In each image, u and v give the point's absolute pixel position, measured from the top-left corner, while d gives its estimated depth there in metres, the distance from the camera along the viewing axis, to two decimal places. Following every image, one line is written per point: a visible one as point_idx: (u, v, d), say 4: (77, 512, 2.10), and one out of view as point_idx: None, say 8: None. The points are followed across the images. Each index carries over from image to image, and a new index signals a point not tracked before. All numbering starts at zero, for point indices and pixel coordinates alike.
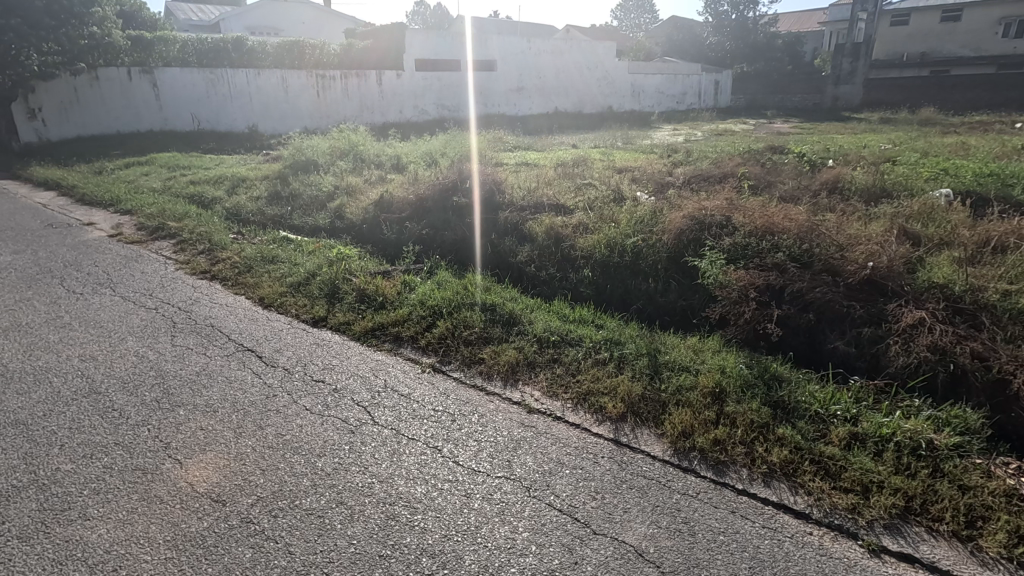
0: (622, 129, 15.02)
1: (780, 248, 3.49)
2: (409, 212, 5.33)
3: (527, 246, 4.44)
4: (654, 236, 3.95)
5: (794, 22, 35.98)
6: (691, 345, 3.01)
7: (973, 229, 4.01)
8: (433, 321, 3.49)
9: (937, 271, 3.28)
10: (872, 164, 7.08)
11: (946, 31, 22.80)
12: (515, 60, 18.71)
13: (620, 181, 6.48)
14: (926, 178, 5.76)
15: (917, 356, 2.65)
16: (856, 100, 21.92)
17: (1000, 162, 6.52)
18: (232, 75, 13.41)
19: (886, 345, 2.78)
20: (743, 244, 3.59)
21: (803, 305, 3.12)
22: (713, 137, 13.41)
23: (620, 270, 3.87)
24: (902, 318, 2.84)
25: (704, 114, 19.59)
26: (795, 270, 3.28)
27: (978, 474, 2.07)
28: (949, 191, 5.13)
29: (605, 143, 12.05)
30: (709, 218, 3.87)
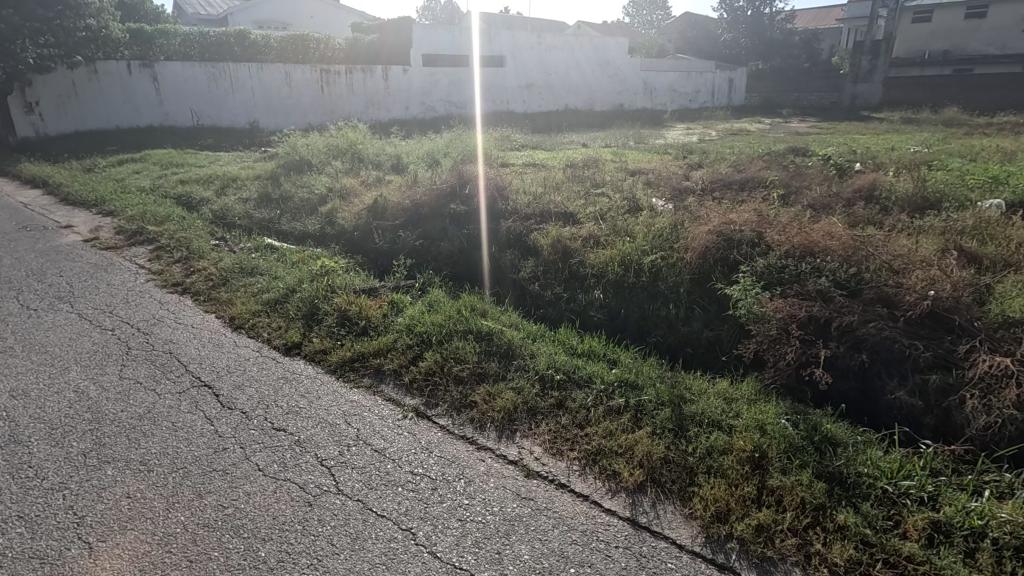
0: (634, 128, 14.50)
1: (823, 273, 3.01)
2: (403, 219, 4.88)
3: (531, 261, 3.99)
4: (675, 253, 3.48)
5: (811, 19, 35.12)
6: (720, 391, 2.53)
7: None
8: (420, 352, 3.04)
9: (1011, 302, 2.79)
10: (904, 170, 6.53)
11: (969, 29, 21.86)
12: (524, 57, 18.18)
13: (633, 185, 5.99)
14: (971, 186, 5.24)
15: (1003, 416, 2.15)
16: (874, 99, 21.15)
17: None
18: (234, 70, 13.03)
19: (959, 398, 2.30)
20: (780, 266, 3.10)
21: (853, 343, 2.63)
22: (728, 137, 12.83)
23: (635, 292, 3.41)
24: (978, 364, 2.36)
25: (719, 113, 18.98)
26: (843, 300, 2.80)
27: None
28: (1001, 202, 4.61)
29: (616, 142, 11.55)
30: (737, 233, 3.39)
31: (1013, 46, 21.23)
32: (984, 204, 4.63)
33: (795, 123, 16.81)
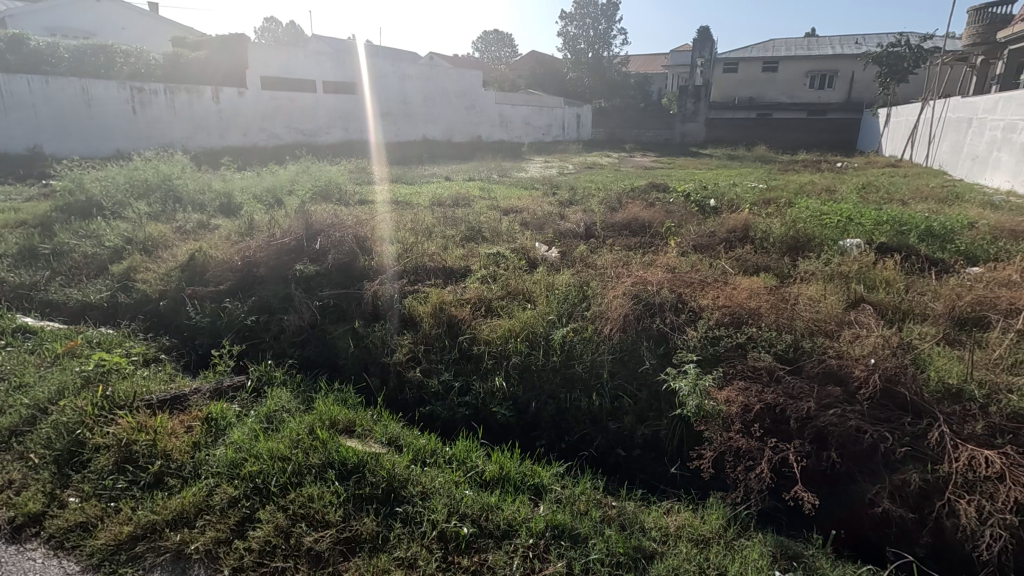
0: (496, 161, 14.22)
1: (759, 344, 2.56)
2: (230, 283, 3.72)
3: (407, 335, 3.13)
4: (588, 326, 2.88)
5: (641, 63, 38.80)
6: (688, 530, 1.94)
7: (926, 289, 3.34)
8: (254, 513, 2.00)
9: (939, 362, 2.46)
10: (762, 208, 6.68)
11: (767, 80, 25.43)
12: (379, 84, 17.25)
13: (511, 227, 5.40)
14: (824, 224, 4.76)
15: (1001, 526, 1.73)
16: (700, 137, 23.13)
17: (874, 207, 5.91)
18: (7, 81, 10.03)
19: (947, 507, 1.85)
20: (712, 339, 2.61)
21: (818, 437, 2.13)
22: (586, 170, 13.06)
23: (546, 375, 2.72)
24: (956, 455, 1.93)
25: (572, 146, 19.64)
26: (793, 379, 2.33)
27: None
28: (859, 243, 4.29)
29: (479, 175, 11.05)
30: (656, 297, 2.89)
31: (799, 96, 25.18)
32: (849, 247, 4.27)
33: (641, 157, 17.86)
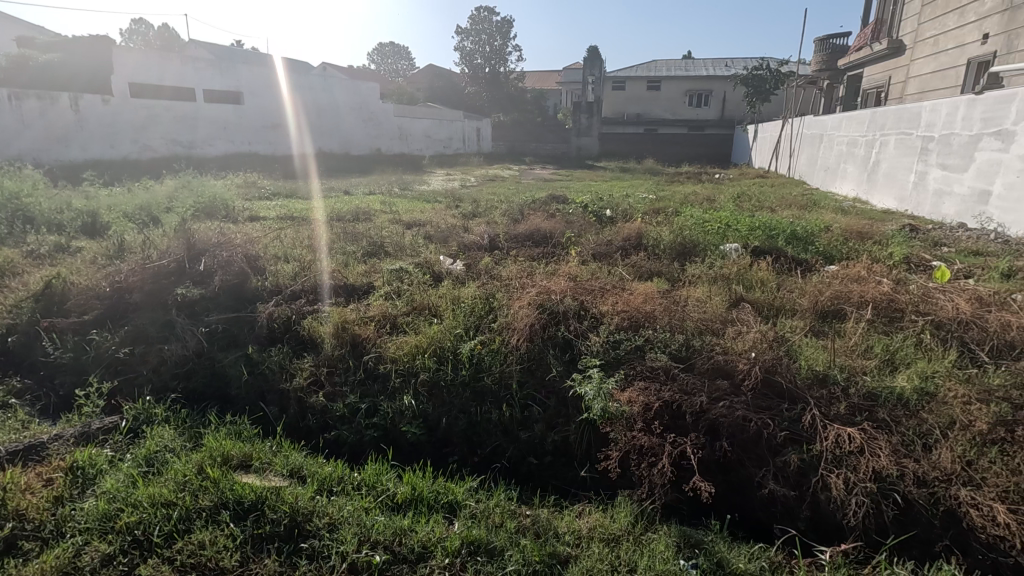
0: (397, 174, 13.98)
1: (655, 346, 2.71)
2: (98, 312, 3.32)
3: (308, 358, 2.96)
4: (495, 337, 2.89)
5: (537, 79, 40.14)
6: (599, 531, 1.99)
7: (794, 286, 3.72)
8: (134, 569, 1.78)
9: (807, 352, 2.75)
10: (652, 217, 7.12)
11: (651, 98, 27.30)
12: (265, 94, 16.29)
13: (415, 241, 5.32)
14: (707, 231, 5.17)
15: (863, 494, 1.96)
16: (595, 150, 24.14)
17: (749, 214, 6.53)
18: None
19: (820, 482, 2.06)
20: (613, 343, 2.73)
21: (711, 429, 2.28)
22: (488, 183, 13.23)
23: (455, 390, 2.69)
24: (825, 435, 2.16)
25: (474, 159, 19.81)
26: (687, 377, 2.49)
27: None
28: (738, 248, 4.70)
29: (380, 189, 10.80)
30: (559, 305, 2.98)
31: (681, 113, 27.26)
32: (729, 251, 4.66)
33: (540, 170, 18.40)
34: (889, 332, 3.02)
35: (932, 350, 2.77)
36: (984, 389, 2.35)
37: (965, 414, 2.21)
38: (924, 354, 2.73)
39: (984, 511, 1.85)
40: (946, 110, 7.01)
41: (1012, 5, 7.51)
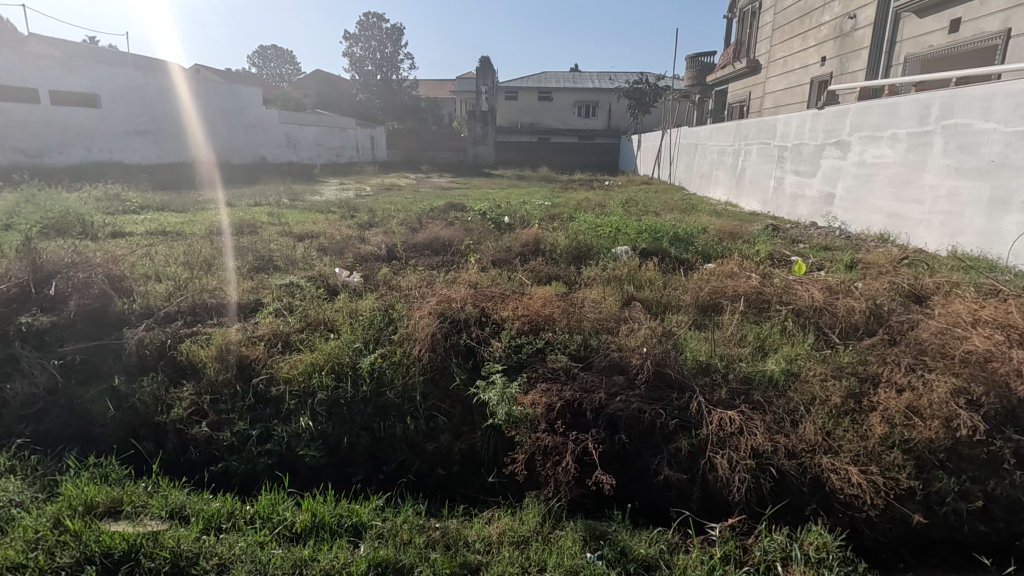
0: (285, 184, 13.23)
1: (555, 347, 2.79)
2: None
3: (187, 385, 2.70)
4: (397, 349, 2.83)
5: (430, 88, 40.00)
6: (509, 535, 2.01)
7: (679, 284, 4.01)
8: None
9: (692, 344, 2.96)
10: (548, 223, 7.35)
11: (543, 108, 28.22)
12: (129, 96, 14.55)
13: (307, 253, 5.07)
14: (600, 235, 5.43)
15: (744, 470, 2.15)
16: (490, 158, 24.03)
17: (637, 218, 6.95)
18: None
19: (708, 463, 2.23)
20: (515, 347, 2.77)
21: (610, 423, 2.39)
22: (385, 192, 12.92)
23: (356, 407, 2.59)
24: (710, 420, 2.34)
25: (369, 168, 19.28)
26: (586, 375, 2.59)
27: None
28: (628, 250, 4.98)
29: (267, 199, 10.17)
30: (461, 313, 2.97)
31: (571, 123, 28.44)
32: (621, 253, 4.92)
33: (438, 178, 18.30)
34: (760, 322, 3.34)
35: (795, 335, 3.11)
36: (837, 366, 2.68)
37: (823, 389, 2.50)
38: (789, 339, 3.06)
39: (841, 475, 2.11)
40: (796, 122, 7.95)
41: (842, 33, 8.71)
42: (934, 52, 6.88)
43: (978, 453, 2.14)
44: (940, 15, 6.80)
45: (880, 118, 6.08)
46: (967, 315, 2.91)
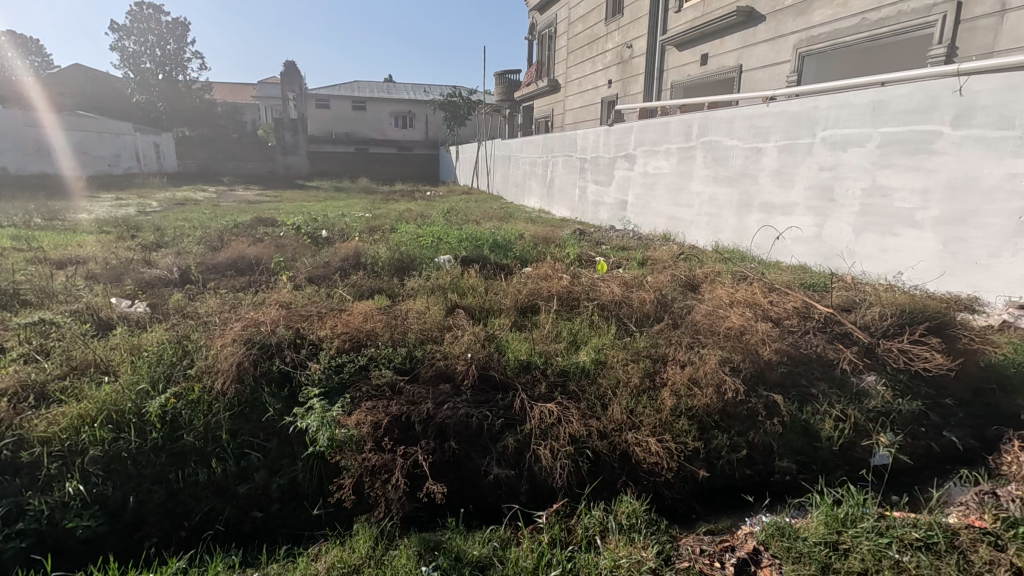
0: (35, 200, 10.75)
1: (380, 362, 2.71)
2: None
3: None
4: (195, 385, 2.49)
5: (227, 92, 36.22)
6: (339, 567, 1.89)
7: (499, 289, 4.17)
8: None
9: (513, 345, 3.11)
10: (370, 236, 7.13)
11: (358, 117, 27.39)
12: None
13: (69, 282, 4.19)
14: (422, 246, 5.43)
15: (564, 457, 2.32)
16: (303, 169, 22.43)
17: (459, 227, 7.11)
18: None
19: (533, 455, 2.37)
20: (336, 367, 2.63)
21: (440, 432, 2.39)
22: (176, 208, 11.28)
23: (146, 458, 2.20)
24: (533, 415, 2.48)
25: (156, 180, 16.70)
26: (412, 387, 2.57)
27: None
28: (450, 258, 5.06)
29: (8, 220, 8.16)
30: (271, 337, 2.73)
31: (389, 134, 28.09)
32: (444, 262, 4.97)
33: (244, 191, 16.58)
34: (571, 318, 3.65)
35: (600, 327, 3.46)
36: (634, 351, 3.04)
37: (625, 372, 2.82)
38: (596, 332, 3.39)
39: (643, 447, 2.40)
40: (592, 137, 8.88)
41: (623, 60, 9.97)
42: (692, 80, 8.24)
43: (742, 410, 2.59)
44: (694, 50, 8.17)
45: (656, 135, 7.09)
46: (726, 298, 3.53)
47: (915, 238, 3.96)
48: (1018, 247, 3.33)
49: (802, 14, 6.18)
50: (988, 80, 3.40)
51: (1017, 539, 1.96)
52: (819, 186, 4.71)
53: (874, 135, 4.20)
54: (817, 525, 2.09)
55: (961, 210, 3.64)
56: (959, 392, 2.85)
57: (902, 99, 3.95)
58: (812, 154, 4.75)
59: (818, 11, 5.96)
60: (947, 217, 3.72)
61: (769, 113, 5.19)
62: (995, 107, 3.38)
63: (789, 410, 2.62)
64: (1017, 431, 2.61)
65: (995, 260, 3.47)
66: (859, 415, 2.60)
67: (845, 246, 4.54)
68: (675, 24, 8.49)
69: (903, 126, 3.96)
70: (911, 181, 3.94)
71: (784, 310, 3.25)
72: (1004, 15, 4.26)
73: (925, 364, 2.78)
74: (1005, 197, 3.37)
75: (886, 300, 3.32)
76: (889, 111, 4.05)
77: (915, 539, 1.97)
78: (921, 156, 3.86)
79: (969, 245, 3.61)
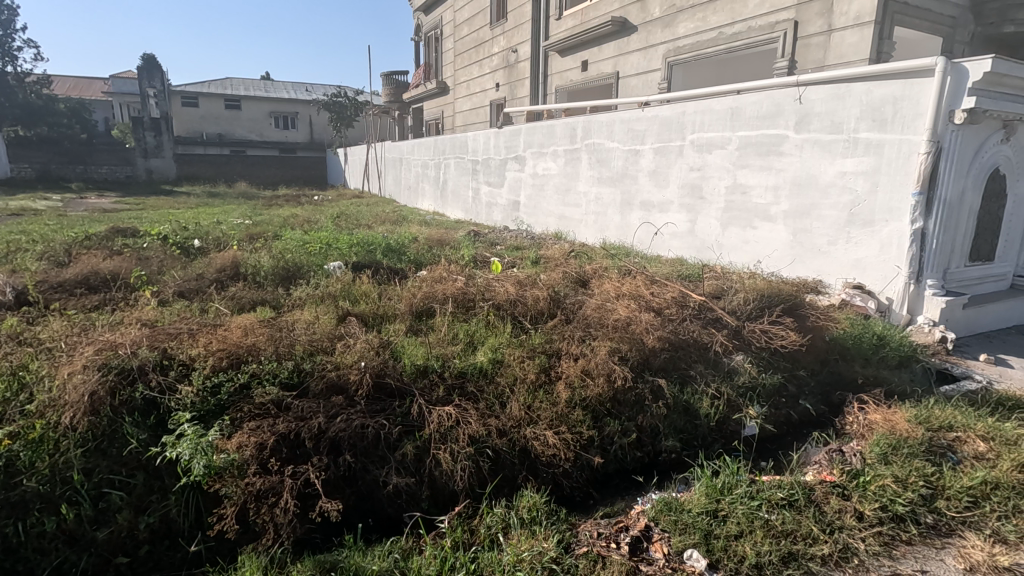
0: None
1: (262, 378, 2.52)
2: None
3: None
4: (35, 422, 2.15)
5: (70, 87, 31.93)
6: None
7: (394, 294, 4.06)
8: None
9: (409, 350, 3.04)
10: (250, 244, 6.63)
11: (233, 117, 25.42)
12: None
13: None
14: (310, 252, 5.14)
15: (464, 459, 2.32)
16: (171, 173, 20.45)
17: (349, 232, 6.84)
18: None
19: (433, 460, 2.33)
20: (212, 387, 2.41)
21: (333, 446, 2.28)
22: (9, 219, 9.67)
23: None
24: (431, 420, 2.44)
25: None
26: (301, 402, 2.42)
27: (597, 565, 1.95)
28: (341, 265, 4.84)
29: None
30: (132, 360, 2.44)
31: (268, 135, 26.38)
32: (333, 270, 4.75)
33: (98, 198, 14.67)
34: (467, 319, 3.65)
35: (496, 326, 3.49)
36: (530, 348, 3.10)
37: (522, 369, 2.86)
38: (492, 332, 3.41)
39: (541, 441, 2.46)
40: (482, 140, 8.97)
41: (509, 64, 10.17)
42: (575, 85, 8.60)
43: (630, 396, 2.74)
44: (575, 56, 8.53)
45: (543, 138, 7.31)
46: (613, 291, 3.72)
47: (769, 230, 4.44)
48: (850, 235, 3.85)
49: (668, 26, 6.69)
50: (820, 90, 3.90)
51: (859, 487, 2.27)
52: (690, 185, 5.12)
53: (733, 138, 4.64)
54: (699, 496, 2.26)
55: (805, 204, 4.13)
56: (811, 363, 3.23)
57: (755, 106, 4.41)
58: (683, 156, 5.15)
59: (682, 24, 6.48)
60: (795, 210, 4.21)
61: (644, 117, 5.55)
62: (827, 113, 3.88)
63: (672, 392, 2.81)
64: (856, 396, 3.02)
65: (832, 247, 3.98)
66: (731, 392, 2.86)
67: (714, 239, 4.96)
68: (556, 31, 8.82)
69: (756, 130, 4.42)
70: (764, 179, 4.41)
71: (665, 300, 3.49)
72: (830, 34, 4.92)
73: (782, 342, 3.12)
74: (838, 192, 3.88)
75: (749, 287, 3.68)
76: (744, 117, 4.51)
77: (780, 499, 2.21)
78: (772, 156, 4.32)
79: (812, 235, 4.11)
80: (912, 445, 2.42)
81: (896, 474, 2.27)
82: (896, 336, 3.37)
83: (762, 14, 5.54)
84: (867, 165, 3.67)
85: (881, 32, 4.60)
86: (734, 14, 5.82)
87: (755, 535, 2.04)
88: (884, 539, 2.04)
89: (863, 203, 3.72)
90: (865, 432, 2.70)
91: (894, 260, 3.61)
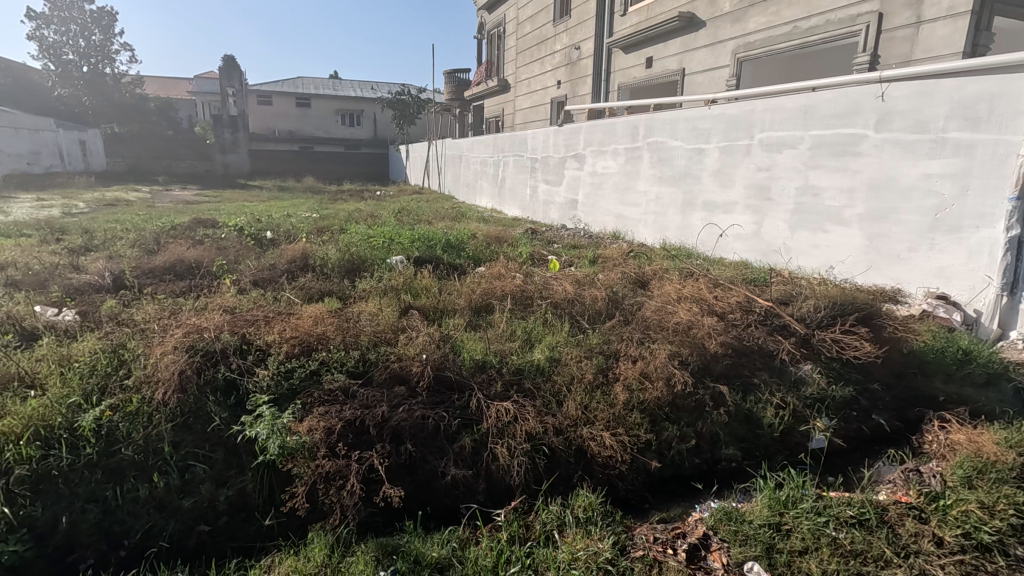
0: None
1: (330, 366, 2.64)
2: None
3: None
4: (132, 396, 2.35)
5: (159, 87, 34.37)
6: None
7: (454, 290, 4.14)
8: None
9: (468, 346, 3.10)
10: (317, 237, 6.92)
11: (302, 115, 26.58)
12: None
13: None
14: (373, 247, 5.32)
15: (521, 454, 2.34)
16: (245, 168, 21.52)
17: (411, 227, 7.01)
18: None
19: (489, 454, 2.38)
20: (285, 373, 2.55)
21: (394, 435, 2.36)
22: (106, 209, 10.50)
23: (79, 477, 2.06)
24: (489, 415, 2.49)
25: (82, 181, 15.51)
26: (366, 391, 2.52)
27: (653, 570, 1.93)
28: (403, 259, 4.98)
29: None
30: (215, 343, 2.62)
31: (335, 131, 27.40)
32: (395, 263, 4.89)
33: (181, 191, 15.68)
34: (525, 317, 3.67)
35: (553, 325, 3.50)
36: (588, 348, 3.09)
37: (579, 369, 2.86)
38: (550, 330, 3.42)
39: (598, 442, 2.45)
40: (542, 138, 8.98)
41: (571, 62, 10.12)
42: (638, 82, 8.46)
43: (689, 402, 2.69)
44: (639, 53, 8.39)
45: (603, 136, 7.24)
46: (674, 294, 3.65)
47: (842, 234, 4.22)
48: (933, 242, 3.60)
49: (738, 21, 6.46)
50: (905, 87, 3.67)
51: (938, 511, 2.13)
52: (758, 186, 4.93)
53: (805, 137, 4.43)
54: (762, 508, 2.20)
55: (884, 208, 3.90)
56: (885, 377, 3.06)
57: (830, 104, 4.20)
58: (750, 155, 4.97)
59: (753, 19, 6.25)
60: (872, 214, 3.98)
61: (710, 116, 5.39)
62: (911, 112, 3.64)
63: (734, 400, 2.74)
64: (937, 413, 2.82)
65: (913, 254, 3.74)
66: (798, 403, 2.75)
67: (782, 242, 4.77)
68: (620, 28, 8.70)
69: (832, 130, 4.21)
70: (839, 180, 4.19)
71: (728, 304, 3.39)
72: (918, 27, 4.61)
73: (855, 353, 2.97)
74: (921, 196, 3.64)
75: (820, 293, 3.52)
76: (819, 115, 4.30)
77: (849, 516, 2.11)
78: (847, 157, 4.11)
79: (891, 241, 3.88)
80: (1002, 469, 2.25)
81: (981, 499, 2.10)
82: (984, 352, 3.13)
83: (842, 6, 5.26)
84: (957, 167, 3.42)
85: (978, 23, 4.25)
86: (811, 7, 5.56)
87: (821, 552, 1.96)
88: (967, 569, 1.88)
89: (950, 208, 3.47)
90: (946, 453, 2.53)
91: (984, 270, 3.34)
